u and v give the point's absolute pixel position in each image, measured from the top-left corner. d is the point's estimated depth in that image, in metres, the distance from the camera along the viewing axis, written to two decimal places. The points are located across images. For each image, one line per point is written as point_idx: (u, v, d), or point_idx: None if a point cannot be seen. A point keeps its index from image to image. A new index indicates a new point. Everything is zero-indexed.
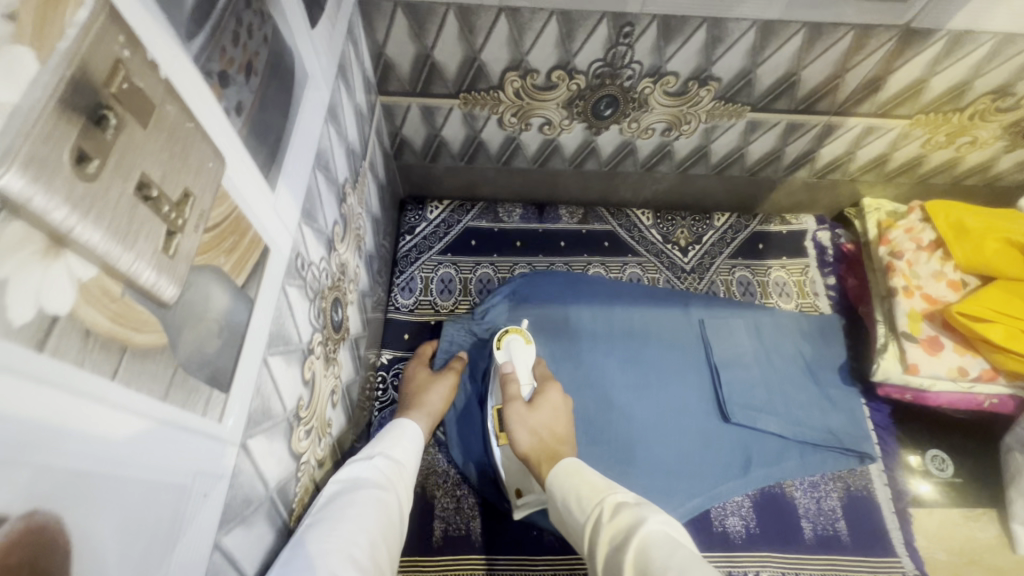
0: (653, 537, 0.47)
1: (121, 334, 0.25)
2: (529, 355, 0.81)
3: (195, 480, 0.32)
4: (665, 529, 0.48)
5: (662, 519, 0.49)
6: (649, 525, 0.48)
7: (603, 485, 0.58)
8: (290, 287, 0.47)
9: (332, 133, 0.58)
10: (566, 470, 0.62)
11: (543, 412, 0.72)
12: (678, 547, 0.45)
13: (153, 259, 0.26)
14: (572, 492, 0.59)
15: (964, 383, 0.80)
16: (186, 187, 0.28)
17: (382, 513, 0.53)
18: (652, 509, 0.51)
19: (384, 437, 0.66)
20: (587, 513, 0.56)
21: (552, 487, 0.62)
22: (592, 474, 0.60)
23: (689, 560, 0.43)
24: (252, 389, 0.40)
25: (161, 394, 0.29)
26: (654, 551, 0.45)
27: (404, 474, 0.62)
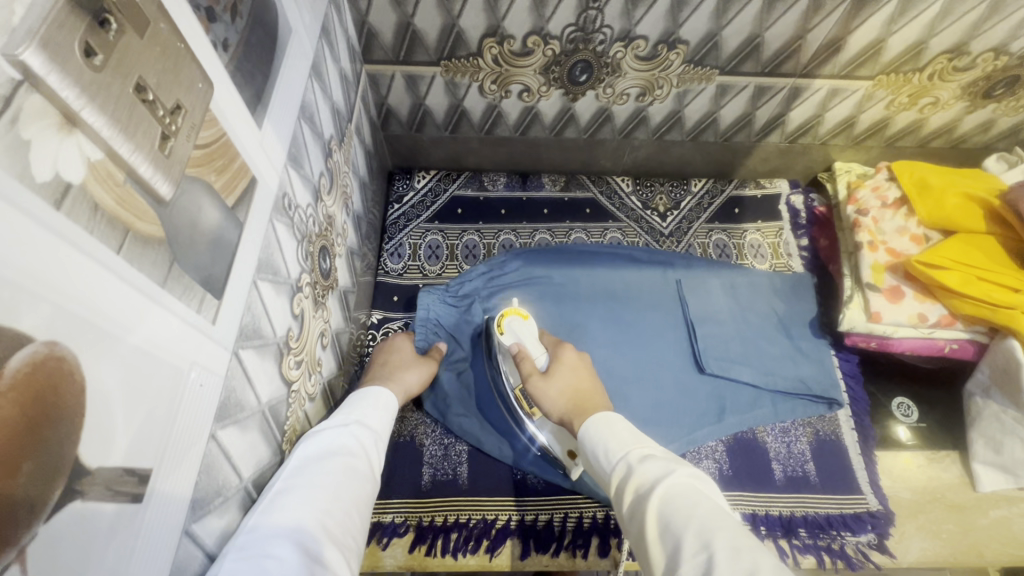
0: (677, 488, 0.50)
1: (124, 216, 0.29)
2: (531, 327, 0.81)
3: (192, 369, 0.37)
4: (693, 482, 0.51)
5: (689, 473, 0.52)
6: (676, 477, 0.51)
7: (633, 438, 0.60)
8: (277, 223, 0.51)
9: (316, 89, 0.62)
10: (597, 424, 0.63)
11: (562, 379, 0.73)
12: (704, 498, 0.49)
13: (149, 155, 0.30)
14: (600, 443, 0.61)
15: (924, 329, 0.84)
16: (178, 99, 0.32)
17: (356, 480, 0.52)
18: (678, 463, 0.54)
19: (358, 404, 0.63)
20: (613, 463, 0.58)
21: (584, 439, 0.63)
22: (621, 426, 0.62)
23: (713, 511, 0.47)
24: (243, 306, 0.44)
25: (160, 280, 0.33)
26: (681, 502, 0.48)
27: (377, 441, 0.59)
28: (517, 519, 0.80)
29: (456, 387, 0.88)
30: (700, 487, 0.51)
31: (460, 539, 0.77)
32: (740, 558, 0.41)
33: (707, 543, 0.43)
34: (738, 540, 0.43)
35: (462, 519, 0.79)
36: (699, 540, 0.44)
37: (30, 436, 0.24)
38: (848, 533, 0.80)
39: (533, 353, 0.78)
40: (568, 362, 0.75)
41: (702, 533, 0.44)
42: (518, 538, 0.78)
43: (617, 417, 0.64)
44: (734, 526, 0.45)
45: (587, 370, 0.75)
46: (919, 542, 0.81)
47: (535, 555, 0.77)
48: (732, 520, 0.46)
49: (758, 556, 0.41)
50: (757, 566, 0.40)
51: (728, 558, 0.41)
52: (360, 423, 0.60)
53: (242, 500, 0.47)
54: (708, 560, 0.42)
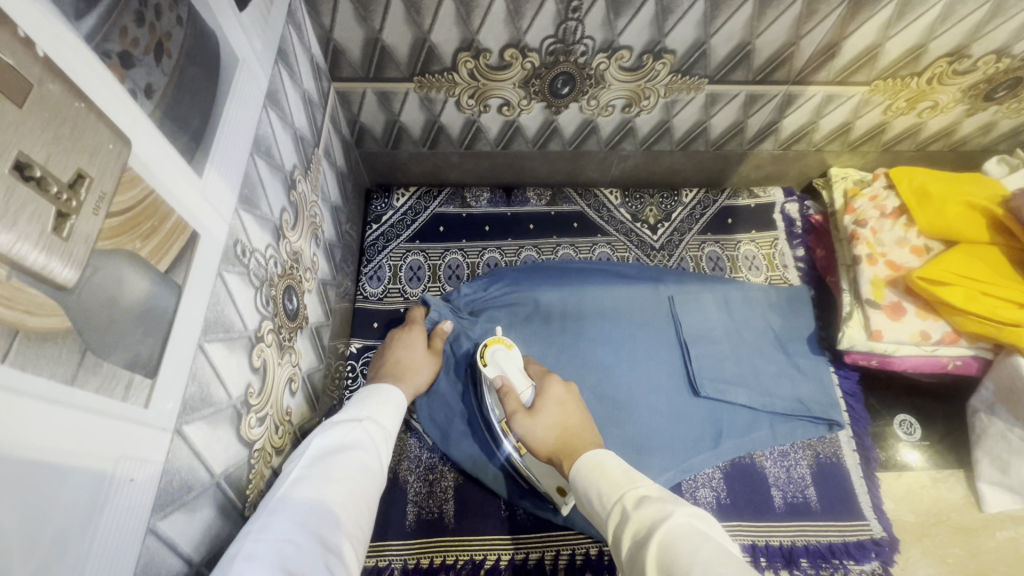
0: (677, 532, 0.44)
1: (10, 317, 0.25)
2: (515, 358, 0.77)
3: (119, 465, 0.33)
4: (693, 523, 0.45)
5: (689, 514, 0.46)
6: (675, 519, 0.46)
7: (628, 477, 0.54)
8: (228, 274, 0.47)
9: (273, 119, 0.57)
10: (589, 464, 0.58)
11: (548, 412, 0.68)
12: (706, 541, 0.43)
13: (40, 241, 0.26)
14: (592, 488, 0.56)
15: (927, 347, 0.80)
16: (79, 168, 0.28)
17: (367, 475, 0.53)
18: (676, 503, 0.48)
19: (373, 400, 0.64)
20: (609, 508, 0.52)
21: (576, 481, 0.58)
22: (615, 465, 0.57)
23: (717, 556, 0.41)
24: (186, 375, 0.40)
25: (68, 377, 0.29)
26: (681, 548, 0.42)
27: (387, 438, 0.60)
28: (506, 559, 0.76)
29: (440, 404, 0.85)
30: (704, 530, 0.45)
31: None
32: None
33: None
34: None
35: (449, 561, 0.76)
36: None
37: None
38: (850, 561, 0.77)
39: (519, 387, 0.73)
40: (555, 396, 0.70)
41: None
42: None
43: (609, 455, 0.59)
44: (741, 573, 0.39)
45: (575, 405, 0.69)
46: (924, 568, 0.79)
47: None
48: (741, 566, 0.40)
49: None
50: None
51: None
52: (372, 418, 0.60)
53: None
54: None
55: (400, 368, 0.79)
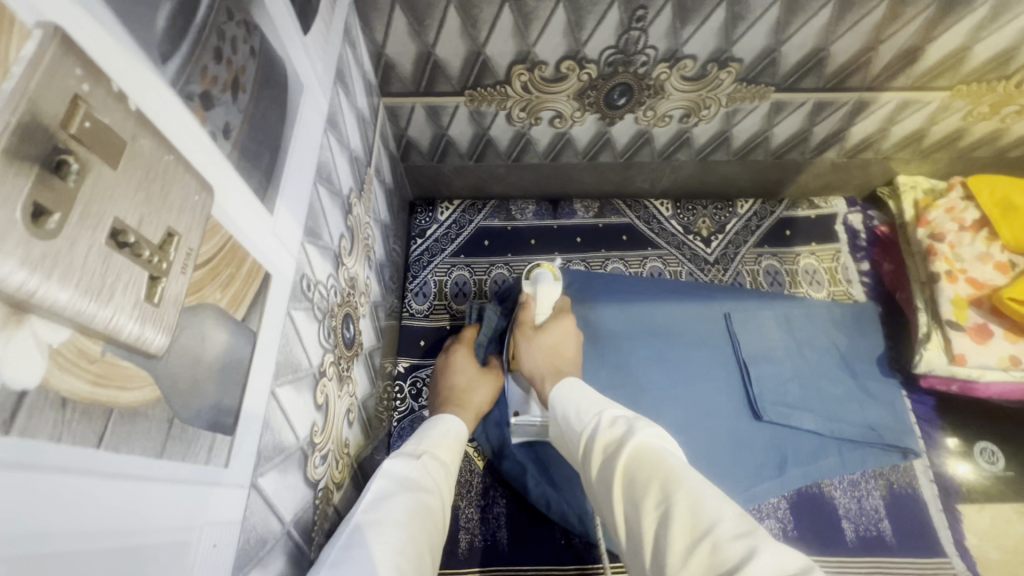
0: (643, 447, 0.46)
1: (102, 398, 0.23)
2: (553, 291, 0.81)
3: (202, 532, 0.31)
4: (657, 439, 0.48)
5: (652, 430, 0.49)
6: (640, 435, 0.48)
7: (600, 401, 0.56)
8: (296, 311, 0.45)
9: (333, 143, 0.55)
10: (569, 390, 0.60)
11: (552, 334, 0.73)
12: (668, 453, 0.46)
13: (135, 310, 0.24)
14: (572, 409, 0.57)
15: (1016, 373, 0.75)
16: (169, 227, 0.26)
17: (428, 519, 0.50)
18: (641, 420, 0.50)
19: (433, 435, 0.62)
20: (585, 427, 0.54)
21: (556, 408, 0.60)
22: (592, 393, 0.59)
23: (675, 464, 0.44)
24: (260, 426, 0.38)
25: (158, 450, 0.27)
26: (644, 458, 0.45)
27: (448, 477, 0.58)
28: None
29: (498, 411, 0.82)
30: (665, 444, 0.47)
31: None
32: (704, 504, 0.39)
33: (669, 494, 0.41)
34: (703, 490, 0.41)
35: None
36: (661, 492, 0.42)
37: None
38: None
39: (538, 311, 0.79)
40: (561, 325, 0.74)
41: (666, 484, 0.42)
42: None
43: (586, 382, 0.61)
44: (700, 477, 0.42)
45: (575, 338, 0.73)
46: None
47: None
48: (697, 472, 0.43)
49: (721, 506, 0.39)
50: (718, 518, 0.38)
51: (691, 508, 0.39)
52: (431, 454, 0.58)
53: None
54: (669, 513, 0.40)
55: (457, 396, 0.76)
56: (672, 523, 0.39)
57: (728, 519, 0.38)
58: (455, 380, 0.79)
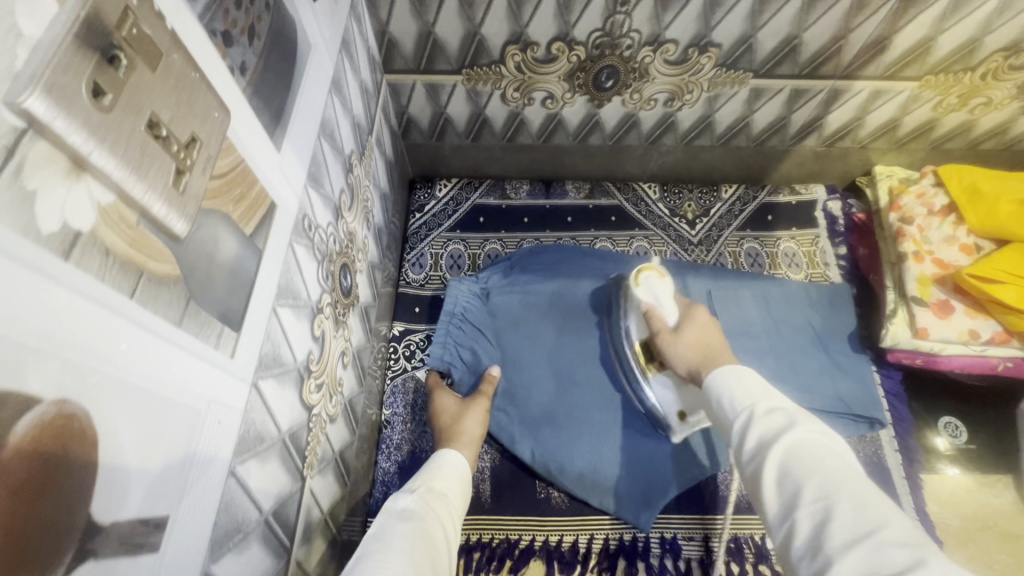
0: (810, 444, 0.44)
1: (137, 259, 0.28)
2: (667, 287, 0.76)
3: (209, 407, 0.36)
4: (825, 438, 0.45)
5: (816, 429, 0.46)
6: (805, 430, 0.46)
7: (765, 390, 0.52)
8: (298, 245, 0.50)
9: (337, 104, 0.61)
10: (724, 373, 0.57)
11: (691, 331, 0.68)
12: (835, 454, 0.44)
13: (163, 192, 0.29)
14: (727, 390, 0.55)
15: (975, 347, 0.79)
16: (194, 131, 0.31)
17: (427, 541, 0.53)
18: (805, 416, 0.48)
19: (432, 472, 0.67)
20: (736, 412, 0.52)
21: (710, 388, 0.57)
22: (754, 378, 0.55)
23: (843, 469, 0.42)
24: (263, 335, 0.43)
25: (176, 319, 0.32)
26: (808, 455, 0.43)
27: (449, 508, 0.62)
28: (541, 540, 0.78)
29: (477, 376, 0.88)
30: (830, 444, 0.45)
31: (482, 559, 0.77)
32: (869, 510, 0.38)
33: (830, 493, 0.40)
34: (867, 496, 0.39)
35: (485, 538, 0.79)
36: (819, 490, 0.40)
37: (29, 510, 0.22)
38: None
39: (665, 310, 0.73)
40: (701, 321, 0.70)
41: (826, 482, 0.40)
42: (543, 560, 0.77)
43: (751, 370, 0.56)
44: (867, 485, 0.40)
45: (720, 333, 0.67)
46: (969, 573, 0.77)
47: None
48: (864, 479, 0.41)
49: (889, 515, 0.37)
50: (885, 523, 0.36)
51: (853, 512, 0.38)
52: (428, 487, 0.63)
53: (263, 532, 0.45)
54: (828, 511, 0.39)
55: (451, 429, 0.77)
56: (831, 522, 0.38)
57: (892, 526, 0.36)
58: (443, 417, 0.80)
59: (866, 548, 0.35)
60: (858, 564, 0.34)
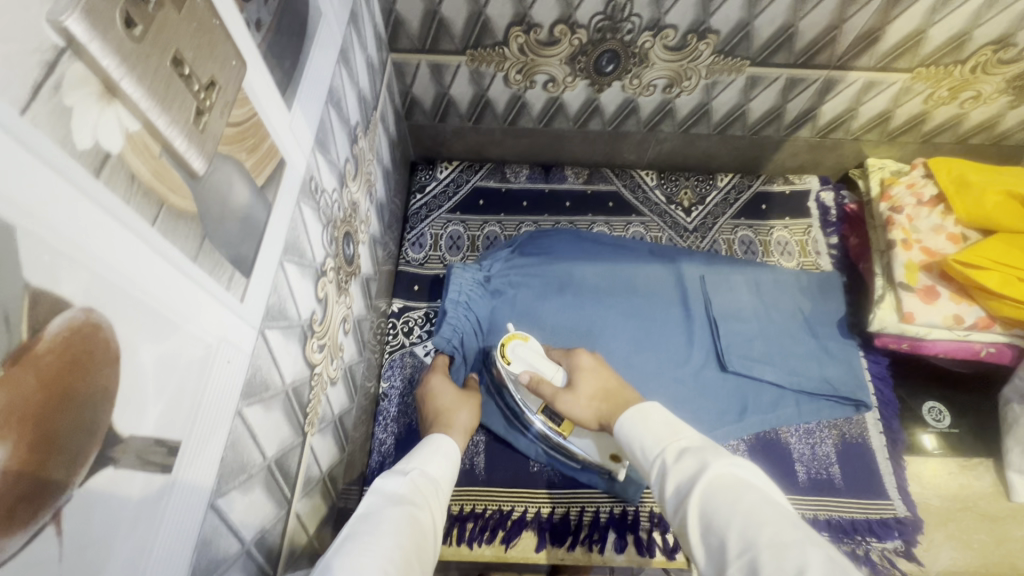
0: (718, 483, 0.46)
1: (159, 190, 0.30)
2: (533, 347, 0.77)
3: (219, 345, 0.37)
4: (733, 472, 0.47)
5: (721, 464, 0.48)
6: (712, 469, 0.48)
7: (671, 432, 0.55)
8: (304, 206, 0.52)
9: (344, 75, 0.62)
10: (631, 420, 0.60)
11: (586, 379, 0.71)
12: (746, 489, 0.45)
13: (183, 129, 0.31)
14: (637, 440, 0.58)
15: (959, 332, 0.81)
16: (212, 76, 0.33)
17: (415, 526, 0.53)
18: (710, 452, 0.50)
19: (423, 457, 0.66)
20: (651, 460, 0.55)
21: (623, 440, 0.60)
22: (657, 417, 0.58)
23: (754, 504, 0.43)
24: (270, 286, 0.45)
25: (192, 254, 0.33)
26: (721, 497, 0.45)
27: (437, 493, 0.61)
28: (533, 512, 0.80)
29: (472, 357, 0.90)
30: (740, 477, 0.47)
31: (475, 530, 0.79)
32: (787, 553, 0.38)
33: (751, 544, 0.40)
34: (783, 535, 0.40)
35: (478, 509, 0.80)
36: (741, 539, 0.41)
37: (56, 408, 0.23)
38: (874, 539, 0.79)
39: (547, 373, 0.74)
40: (585, 366, 0.73)
41: (745, 531, 0.41)
42: (535, 531, 0.79)
43: (656, 406, 0.60)
44: (779, 519, 0.42)
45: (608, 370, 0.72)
46: (948, 551, 0.79)
47: (550, 548, 0.78)
48: (778, 510, 0.43)
49: (806, 551, 0.38)
50: (805, 566, 0.37)
51: (773, 558, 0.38)
52: (420, 470, 0.63)
53: (265, 478, 0.46)
54: (753, 563, 0.39)
55: (443, 416, 0.76)
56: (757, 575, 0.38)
57: (811, 567, 0.37)
58: (438, 402, 0.80)
59: None
60: None
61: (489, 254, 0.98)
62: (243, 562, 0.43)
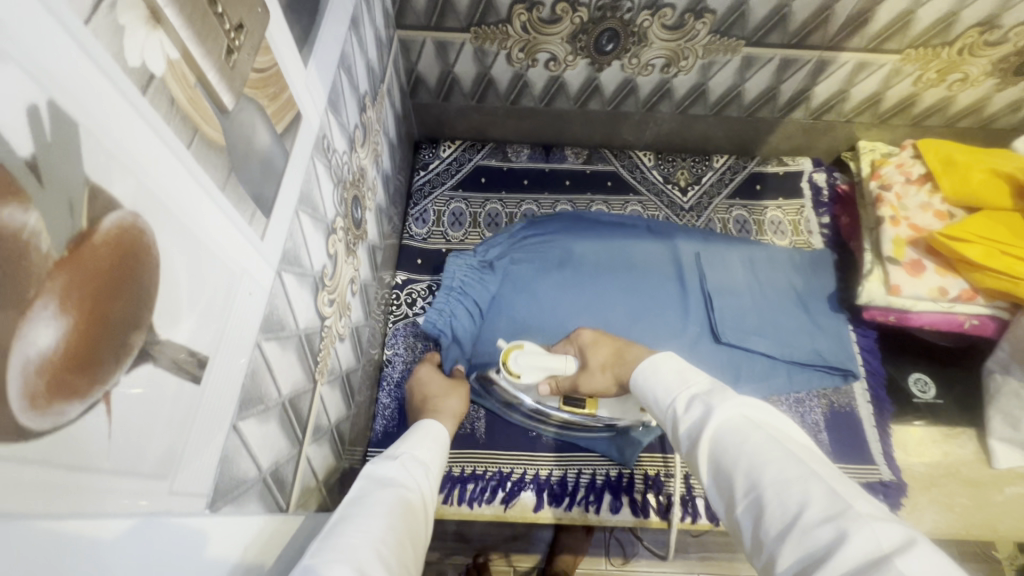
0: (726, 429, 0.47)
1: (194, 117, 0.32)
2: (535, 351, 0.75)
3: (243, 276, 0.40)
4: (742, 412, 0.48)
5: (730, 408, 0.49)
6: (719, 415, 0.49)
7: (680, 380, 0.56)
8: (318, 162, 0.54)
9: (354, 43, 0.65)
10: (643, 373, 0.61)
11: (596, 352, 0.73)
12: (753, 429, 0.46)
13: (215, 63, 0.33)
14: (651, 392, 0.59)
15: (944, 303, 0.84)
16: (242, 19, 0.35)
17: (407, 509, 0.52)
18: (717, 396, 0.51)
19: (412, 441, 0.67)
20: (666, 410, 0.56)
21: (637, 390, 0.61)
22: (667, 366, 0.59)
23: (761, 443, 0.44)
24: (287, 232, 0.47)
25: (221, 185, 0.36)
26: (729, 442, 0.46)
27: (428, 474, 0.61)
28: (531, 474, 0.83)
29: (467, 339, 0.92)
30: (749, 417, 0.47)
31: (475, 490, 0.81)
32: (792, 490, 0.40)
33: (756, 483, 0.42)
34: (789, 471, 0.41)
35: (478, 471, 0.83)
36: (747, 480, 0.43)
37: (109, 297, 0.26)
38: None
39: (559, 367, 0.73)
40: (590, 336, 0.75)
41: (750, 472, 0.43)
42: (533, 492, 0.82)
43: (667, 357, 0.60)
44: (785, 456, 0.43)
45: (610, 335, 0.74)
46: (931, 514, 0.82)
47: (548, 508, 0.81)
48: (785, 446, 0.44)
49: (810, 486, 0.39)
50: (808, 501, 0.39)
51: (778, 496, 0.40)
52: (410, 454, 0.63)
53: (280, 415, 0.49)
54: (759, 501, 0.41)
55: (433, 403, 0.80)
56: (763, 513, 0.41)
57: (815, 501, 0.38)
58: (428, 388, 0.83)
59: (796, 534, 0.37)
60: (793, 555, 0.37)
61: (486, 241, 1.00)
62: (260, 489, 0.45)
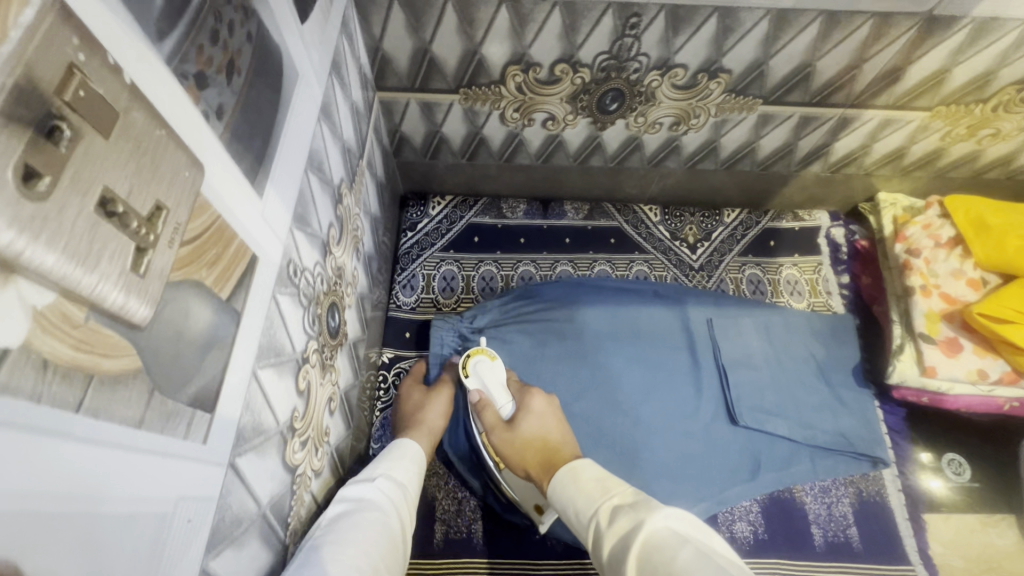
0: (655, 541, 0.41)
1: (85, 363, 0.23)
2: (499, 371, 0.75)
3: (178, 506, 0.31)
4: (669, 526, 0.42)
5: (660, 518, 0.43)
6: (650, 526, 0.43)
7: (604, 490, 0.52)
8: (281, 296, 0.45)
9: (326, 132, 0.56)
10: (564, 478, 0.57)
11: (524, 423, 0.66)
12: (682, 543, 0.40)
13: (120, 279, 0.24)
14: (570, 503, 0.54)
15: (984, 387, 0.77)
16: (158, 200, 0.27)
17: (382, 524, 0.51)
18: (646, 508, 0.46)
19: (392, 459, 0.63)
20: (589, 522, 0.51)
21: (556, 500, 0.56)
22: (590, 473, 0.56)
23: (692, 557, 0.38)
24: (241, 405, 0.38)
25: (137, 419, 0.27)
26: (658, 557, 0.40)
27: (407, 497, 0.58)
28: None
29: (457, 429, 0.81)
30: (677, 529, 0.42)
31: None
32: None
33: None
34: None
35: None
36: None
37: None
38: None
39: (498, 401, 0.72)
40: (534, 411, 0.67)
41: None
42: None
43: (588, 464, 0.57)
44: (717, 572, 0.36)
45: (553, 420, 0.66)
46: None
47: None
48: (717, 562, 0.37)
49: None
50: None
51: None
52: (386, 475, 0.60)
53: None
54: None
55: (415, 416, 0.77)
56: None
57: None
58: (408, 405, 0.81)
59: None
60: None
61: (479, 308, 0.92)
62: None
